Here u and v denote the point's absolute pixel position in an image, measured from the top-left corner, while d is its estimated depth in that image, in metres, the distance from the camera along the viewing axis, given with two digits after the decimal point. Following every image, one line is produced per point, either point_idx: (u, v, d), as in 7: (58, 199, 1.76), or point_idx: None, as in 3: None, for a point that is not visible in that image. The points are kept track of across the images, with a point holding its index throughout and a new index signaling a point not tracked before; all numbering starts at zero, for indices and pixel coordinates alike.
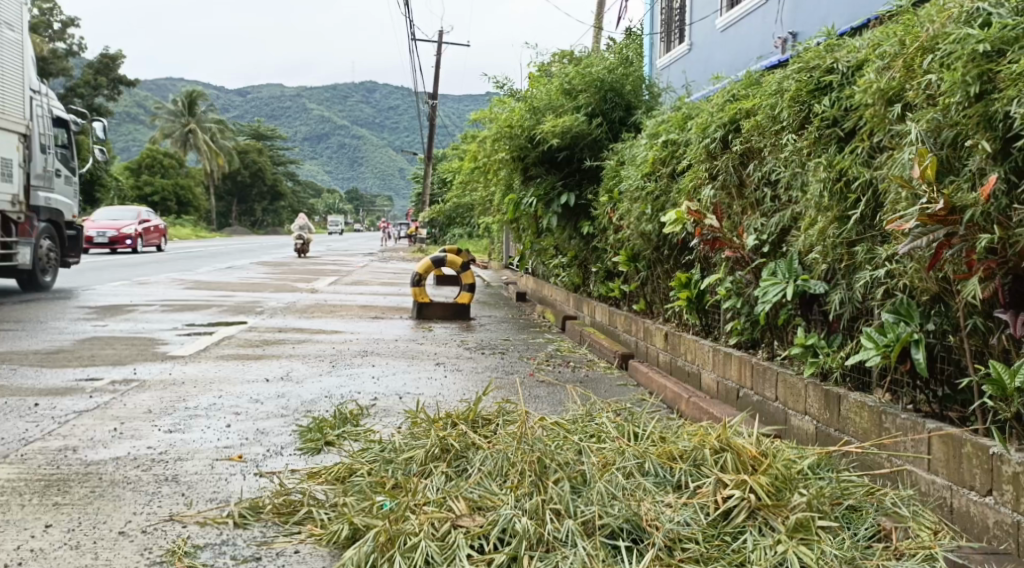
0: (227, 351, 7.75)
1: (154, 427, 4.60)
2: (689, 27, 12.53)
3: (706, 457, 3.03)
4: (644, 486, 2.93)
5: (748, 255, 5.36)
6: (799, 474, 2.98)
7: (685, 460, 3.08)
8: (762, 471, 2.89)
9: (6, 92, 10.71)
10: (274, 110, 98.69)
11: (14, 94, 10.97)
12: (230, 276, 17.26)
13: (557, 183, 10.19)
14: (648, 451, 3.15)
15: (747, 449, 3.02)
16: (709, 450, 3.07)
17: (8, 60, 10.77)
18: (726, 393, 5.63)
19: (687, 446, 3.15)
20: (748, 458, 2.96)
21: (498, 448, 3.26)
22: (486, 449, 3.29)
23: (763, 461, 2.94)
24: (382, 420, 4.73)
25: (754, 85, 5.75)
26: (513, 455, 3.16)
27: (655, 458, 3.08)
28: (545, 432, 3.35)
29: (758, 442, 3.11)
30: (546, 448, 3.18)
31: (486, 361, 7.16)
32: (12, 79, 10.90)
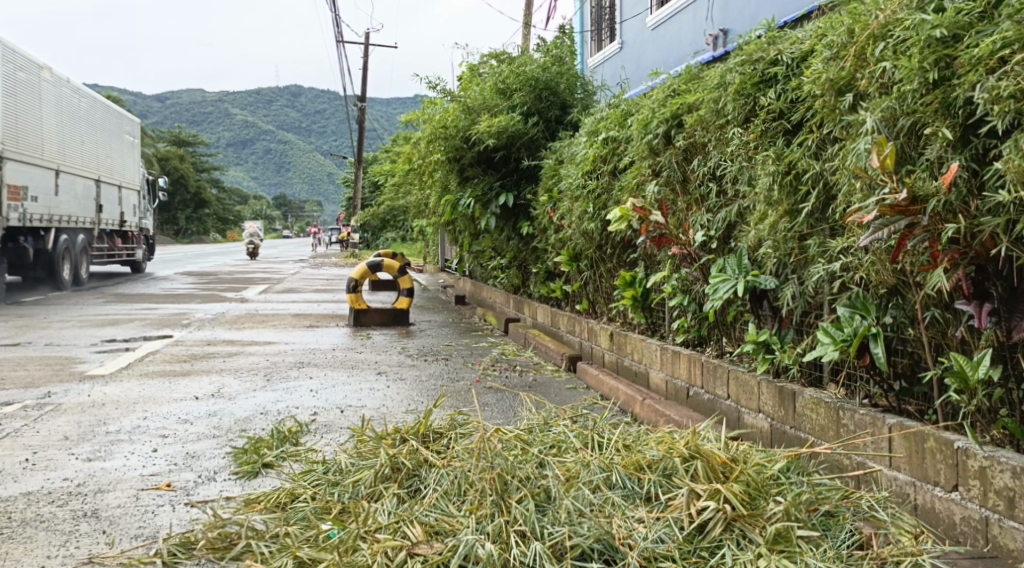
0: (153, 367, 7.41)
1: (72, 456, 4.33)
2: (620, 25, 12.49)
3: (676, 466, 2.88)
4: (612, 500, 2.77)
5: (695, 252, 5.27)
6: (772, 480, 2.86)
7: (653, 469, 2.93)
8: (734, 479, 2.78)
9: (127, 171, 18.85)
10: (197, 115, 96.52)
11: (128, 170, 18.90)
12: (153, 287, 16.68)
13: (495, 183, 10.05)
14: (613, 462, 2.99)
15: (716, 455, 2.90)
16: (678, 458, 2.92)
17: (133, 155, 19.27)
18: (676, 393, 5.56)
19: (655, 454, 3.00)
20: (719, 465, 2.83)
21: (454, 465, 3.07)
22: (442, 467, 3.09)
23: (734, 467, 2.83)
24: (325, 437, 4.51)
25: (694, 79, 5.68)
26: (471, 472, 2.97)
27: (621, 469, 2.92)
28: (500, 445, 3.18)
29: (722, 446, 3.00)
30: (506, 462, 3.00)
31: (427, 369, 6.96)
32: (132, 166, 19.19)
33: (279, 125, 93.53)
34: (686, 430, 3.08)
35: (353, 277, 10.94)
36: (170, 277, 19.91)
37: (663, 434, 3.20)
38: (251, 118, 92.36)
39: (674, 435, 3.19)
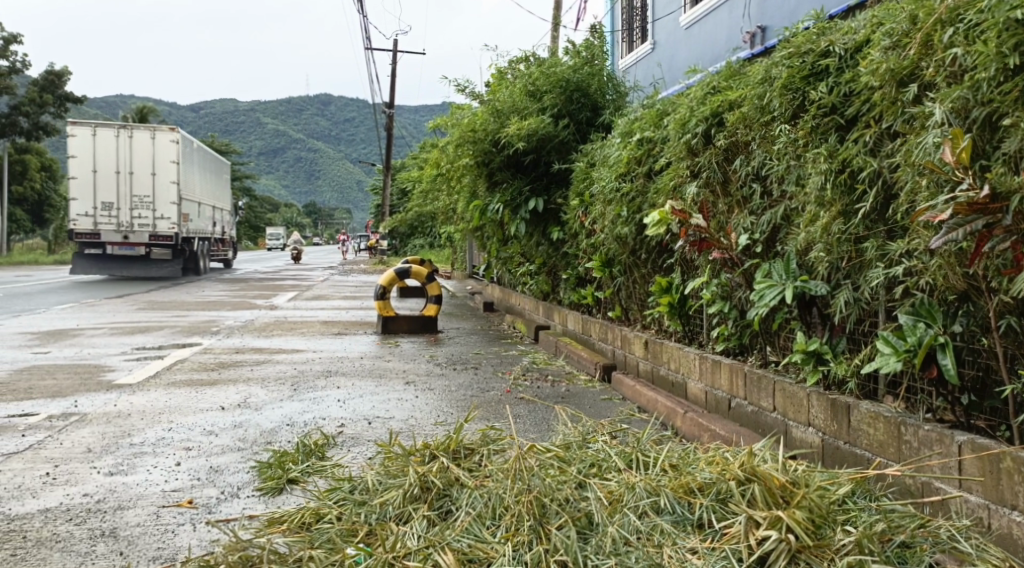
0: (180, 376, 7.29)
1: (93, 470, 4.19)
2: (652, 25, 12.26)
3: (732, 490, 2.67)
4: (661, 528, 2.57)
5: (737, 257, 5.00)
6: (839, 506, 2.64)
7: (705, 493, 2.71)
8: (797, 504, 2.54)
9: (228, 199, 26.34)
10: (227, 124, 97.48)
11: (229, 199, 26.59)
12: (183, 294, 16.69)
13: (524, 188, 9.85)
14: (661, 484, 2.78)
15: (775, 477, 2.66)
16: (734, 481, 2.69)
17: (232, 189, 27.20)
18: (716, 404, 5.33)
19: (708, 476, 2.79)
20: (779, 490, 2.60)
21: (487, 486, 2.87)
22: (474, 487, 2.90)
23: (796, 491, 2.59)
24: (353, 451, 4.32)
25: (735, 76, 5.44)
26: (507, 494, 2.77)
27: (671, 493, 2.72)
28: (537, 463, 2.96)
29: (777, 464, 2.78)
30: (546, 484, 2.80)
31: (457, 379, 6.76)
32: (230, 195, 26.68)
33: (308, 133, 94.13)
34: (742, 451, 2.85)
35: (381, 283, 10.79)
36: (199, 283, 19.94)
37: (714, 453, 2.98)
38: (281, 126, 93.03)
39: (727, 453, 2.97)
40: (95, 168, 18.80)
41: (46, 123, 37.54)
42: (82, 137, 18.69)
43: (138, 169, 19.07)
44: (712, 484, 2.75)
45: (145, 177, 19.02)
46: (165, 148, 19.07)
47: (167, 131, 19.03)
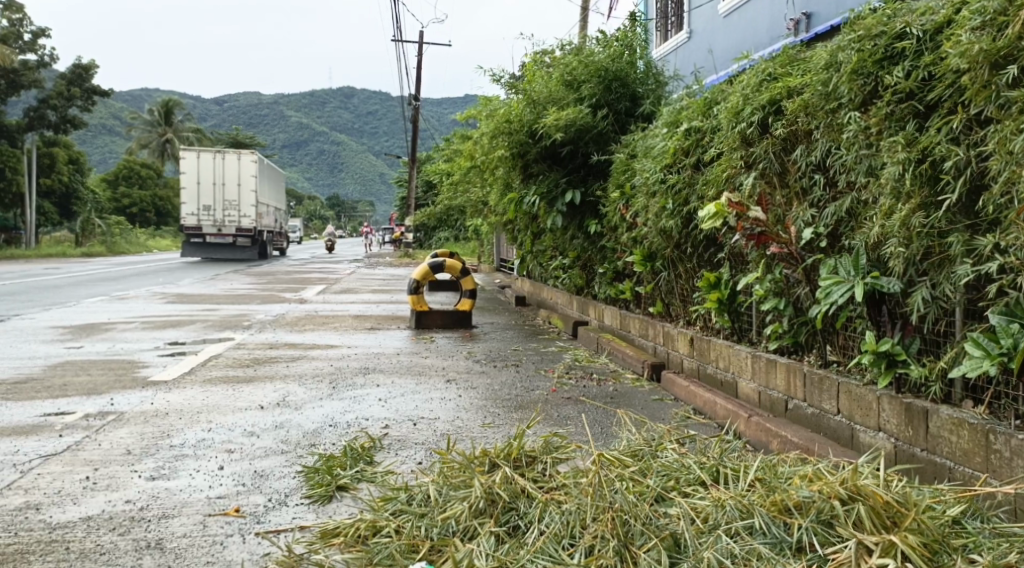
0: (215, 372, 7.18)
1: (134, 474, 4.06)
2: (688, 13, 12.01)
3: (835, 509, 2.59)
4: (761, 552, 2.48)
5: (797, 251, 4.78)
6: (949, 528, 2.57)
7: (801, 512, 2.63)
8: (906, 527, 2.49)
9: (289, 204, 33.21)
10: (253, 117, 97.88)
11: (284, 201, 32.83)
12: (213, 287, 16.63)
13: (560, 180, 9.65)
14: (753, 501, 2.69)
15: (877, 494, 2.60)
16: (837, 500, 2.62)
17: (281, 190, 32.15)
18: (771, 405, 5.09)
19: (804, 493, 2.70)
20: (886, 511, 2.55)
21: (564, 502, 2.78)
22: (547, 502, 2.81)
23: (905, 512, 2.54)
24: (402, 456, 4.17)
25: (792, 62, 5.21)
26: (587, 511, 2.70)
27: (765, 511, 2.63)
28: (613, 477, 2.86)
29: (877, 481, 2.72)
30: (627, 500, 2.72)
31: (498, 376, 6.60)
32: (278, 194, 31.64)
33: (333, 126, 94.35)
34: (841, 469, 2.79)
35: (415, 277, 10.66)
36: (228, 276, 19.90)
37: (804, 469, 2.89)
38: (306, 120, 93.28)
39: (817, 467, 2.89)
40: (193, 180, 24.70)
41: (75, 116, 37.81)
42: (188, 157, 25.04)
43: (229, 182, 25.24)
44: (809, 501, 2.66)
45: (232, 187, 25.07)
46: (248, 167, 25.32)
47: (248, 154, 25.42)
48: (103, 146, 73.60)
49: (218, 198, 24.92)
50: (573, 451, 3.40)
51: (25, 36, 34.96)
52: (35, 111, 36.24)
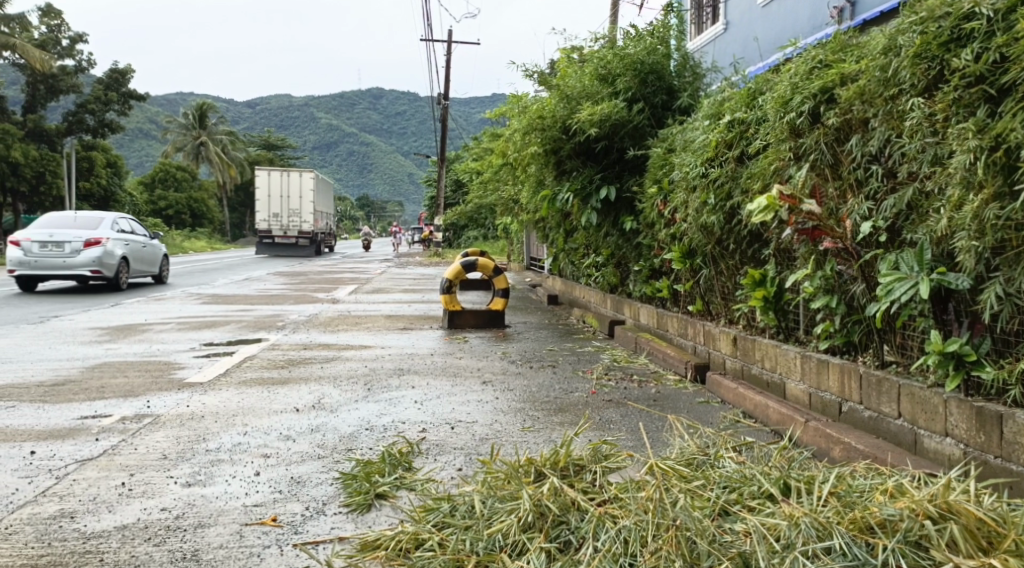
0: (249, 374, 7.07)
1: (170, 480, 3.96)
2: (724, 5, 11.85)
3: (926, 530, 2.51)
4: None
5: (852, 247, 4.65)
6: None
7: (886, 532, 2.54)
8: (1005, 549, 2.41)
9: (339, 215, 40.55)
10: (284, 119, 98.60)
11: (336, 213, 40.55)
12: (246, 288, 16.63)
13: (595, 176, 9.49)
14: (831, 520, 2.60)
15: (972, 514, 2.53)
16: (927, 520, 2.54)
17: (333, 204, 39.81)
18: (823, 407, 4.92)
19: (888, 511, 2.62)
20: (981, 532, 2.48)
21: (623, 519, 2.69)
22: (605, 520, 2.71)
23: (1002, 534, 2.47)
24: (442, 462, 4.03)
25: (844, 48, 5.11)
26: (649, 528, 2.62)
27: (845, 531, 2.53)
28: (678, 496, 2.78)
29: (969, 497, 2.66)
30: (692, 517, 2.64)
31: (536, 378, 6.42)
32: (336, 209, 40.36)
33: (361, 126, 94.74)
34: (928, 487, 2.72)
35: (447, 276, 10.53)
36: (260, 277, 19.91)
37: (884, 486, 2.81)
38: (335, 121, 93.83)
39: (898, 485, 2.83)
40: (266, 193, 33.08)
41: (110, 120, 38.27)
42: (265, 178, 33.81)
43: (294, 196, 33.60)
44: (895, 520, 2.57)
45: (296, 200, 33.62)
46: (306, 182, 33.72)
47: (309, 174, 33.81)
48: (138, 148, 74.57)
49: (283, 207, 33.28)
50: (626, 460, 3.26)
51: (63, 42, 35.48)
52: (71, 116, 37.51)
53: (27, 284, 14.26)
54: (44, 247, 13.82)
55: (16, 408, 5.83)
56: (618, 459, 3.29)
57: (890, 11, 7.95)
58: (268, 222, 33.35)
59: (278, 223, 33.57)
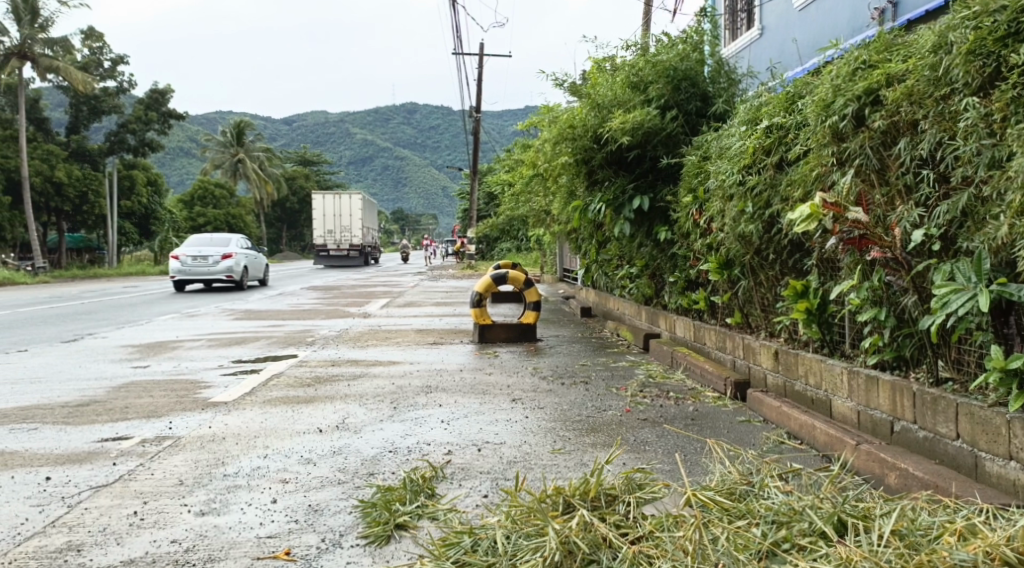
0: (275, 392, 6.92)
1: (183, 509, 3.80)
2: (758, 9, 11.61)
3: None
4: None
5: (903, 256, 4.41)
6: None
7: None
8: None
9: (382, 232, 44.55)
10: (319, 135, 99.55)
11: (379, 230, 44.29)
12: (279, 303, 16.60)
13: (628, 186, 9.26)
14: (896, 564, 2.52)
15: None
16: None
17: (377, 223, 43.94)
18: (874, 426, 4.67)
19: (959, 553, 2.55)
20: None
21: (663, 559, 2.59)
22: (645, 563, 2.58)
23: None
24: (466, 488, 3.81)
25: (890, 47, 4.87)
26: None
27: None
28: (722, 534, 2.69)
29: None
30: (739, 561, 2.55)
31: (567, 396, 6.18)
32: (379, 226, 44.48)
33: (394, 140, 95.27)
34: (997, 528, 2.64)
35: (477, 290, 10.35)
36: (293, 291, 19.92)
37: (949, 524, 2.74)
38: (369, 136, 94.48)
39: (963, 521, 2.75)
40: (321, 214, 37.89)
41: (149, 138, 38.79)
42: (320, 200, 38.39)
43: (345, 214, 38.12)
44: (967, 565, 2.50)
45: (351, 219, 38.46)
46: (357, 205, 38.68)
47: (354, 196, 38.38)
48: (178, 167, 75.64)
49: (336, 224, 37.31)
50: (661, 490, 3.07)
51: (103, 63, 36.05)
52: (114, 136, 38.10)
53: (180, 286, 19.50)
54: (192, 259, 19.09)
55: (37, 431, 5.71)
56: (654, 490, 3.07)
57: (938, 8, 7.75)
58: (324, 238, 37.78)
59: (332, 239, 37.81)
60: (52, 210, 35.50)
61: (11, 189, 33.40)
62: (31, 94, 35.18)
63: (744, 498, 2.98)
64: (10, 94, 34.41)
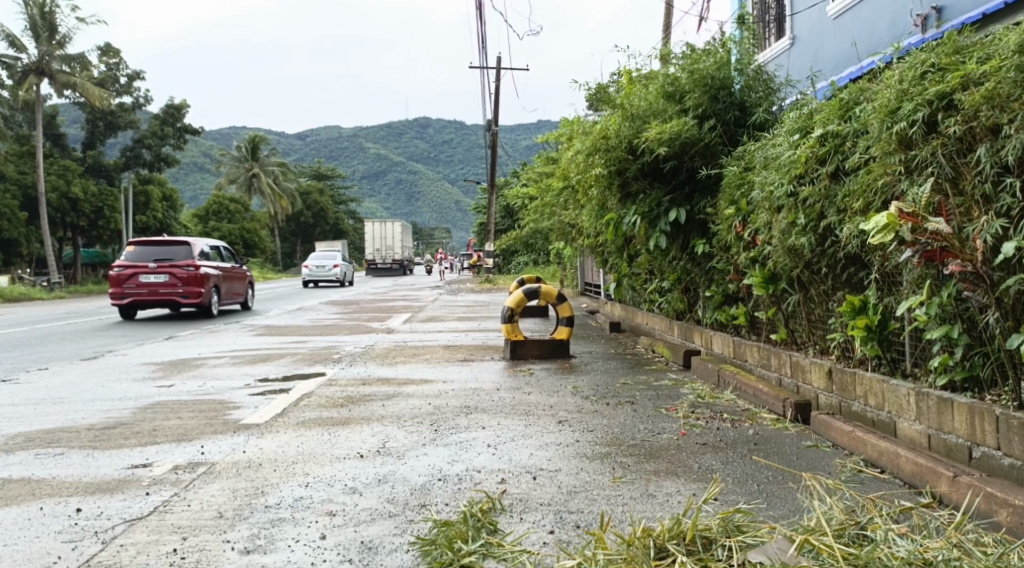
0: (308, 413, 6.69)
1: (227, 546, 3.59)
2: (790, 18, 11.42)
3: None
4: None
5: (982, 269, 4.19)
6: None
7: None
8: None
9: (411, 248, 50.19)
10: (334, 150, 99.92)
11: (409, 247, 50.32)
12: (300, 318, 16.43)
13: (663, 199, 9.04)
14: None
15: None
16: None
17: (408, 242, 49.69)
18: (948, 450, 4.47)
19: None
20: None
21: None
22: None
23: None
24: (527, 524, 3.58)
25: (963, 49, 4.62)
26: None
27: None
28: None
29: None
30: None
31: (615, 417, 5.92)
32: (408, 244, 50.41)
33: (409, 154, 95.51)
34: None
35: (509, 305, 10.14)
36: (314, 307, 19.75)
37: None
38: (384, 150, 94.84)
39: None
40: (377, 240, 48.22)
41: (167, 153, 39.03)
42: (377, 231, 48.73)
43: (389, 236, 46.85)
44: None
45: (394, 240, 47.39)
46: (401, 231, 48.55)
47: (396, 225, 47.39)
48: (194, 182, 76.17)
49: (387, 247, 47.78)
50: (768, 532, 2.95)
51: (120, 79, 36.29)
52: (131, 152, 38.23)
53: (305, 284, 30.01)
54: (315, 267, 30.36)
55: (65, 456, 5.51)
56: (757, 534, 2.93)
57: (994, 13, 7.58)
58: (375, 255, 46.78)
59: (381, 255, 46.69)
60: (71, 225, 35.61)
61: (29, 205, 33.53)
62: (49, 110, 35.39)
63: (859, 543, 2.85)
64: (27, 110, 34.56)
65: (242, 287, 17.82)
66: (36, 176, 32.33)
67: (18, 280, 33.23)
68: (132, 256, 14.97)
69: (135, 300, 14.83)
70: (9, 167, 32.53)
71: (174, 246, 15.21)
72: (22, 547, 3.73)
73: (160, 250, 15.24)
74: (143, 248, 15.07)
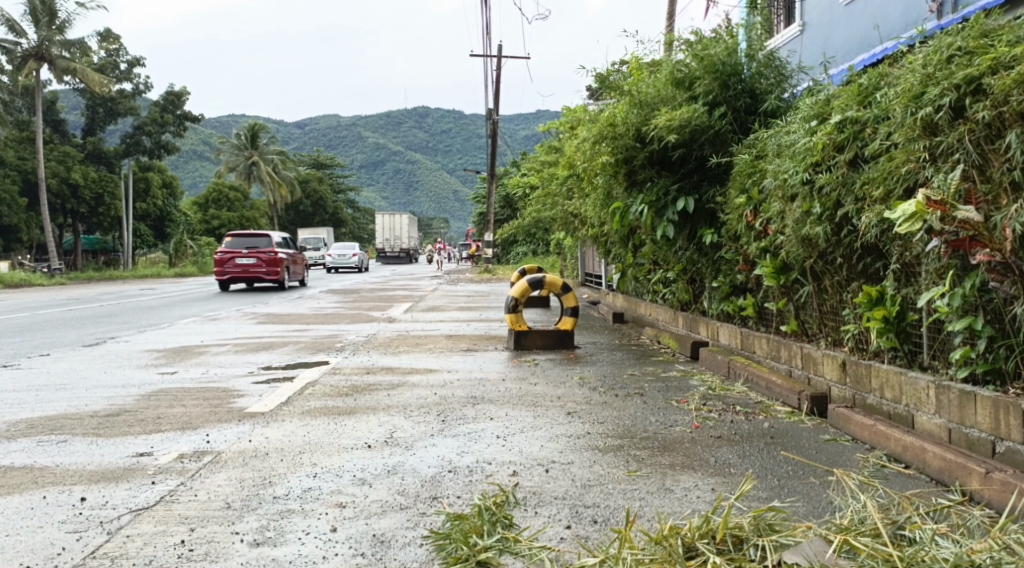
0: (313, 402, 6.59)
1: (236, 538, 3.49)
2: (801, 4, 11.28)
3: None
4: None
5: (1012, 259, 4.07)
6: None
7: None
8: None
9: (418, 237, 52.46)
10: (333, 139, 99.63)
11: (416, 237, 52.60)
12: (301, 306, 16.33)
13: (671, 187, 8.90)
14: None
15: None
16: None
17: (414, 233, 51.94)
18: (970, 443, 4.36)
19: None
20: None
21: None
22: None
23: None
24: (544, 518, 3.49)
25: (991, 32, 4.50)
26: None
27: None
28: None
29: None
30: None
31: (627, 409, 5.81)
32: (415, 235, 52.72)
33: (408, 143, 95.32)
34: None
35: (514, 294, 10.04)
36: (314, 295, 19.64)
37: None
38: (383, 140, 94.64)
39: None
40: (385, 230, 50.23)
41: (167, 140, 38.89)
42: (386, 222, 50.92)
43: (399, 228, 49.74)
44: None
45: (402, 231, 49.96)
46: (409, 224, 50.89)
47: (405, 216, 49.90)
48: (193, 169, 76.02)
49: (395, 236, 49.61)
50: (804, 532, 2.86)
51: (120, 65, 36.12)
52: (131, 139, 38.06)
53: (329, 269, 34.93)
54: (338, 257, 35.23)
55: (68, 444, 5.39)
56: (792, 533, 2.84)
57: None
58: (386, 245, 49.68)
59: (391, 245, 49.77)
60: (70, 212, 35.50)
61: (28, 191, 33.40)
62: (48, 96, 35.17)
63: (899, 544, 2.76)
64: (28, 96, 34.39)
65: (305, 270, 23.58)
66: (36, 162, 32.13)
67: (18, 267, 33.12)
68: (229, 244, 20.80)
69: (236, 277, 20.68)
70: (10, 153, 32.36)
71: (259, 237, 21.09)
72: (24, 537, 3.63)
73: (248, 239, 21.00)
74: (237, 238, 20.89)
